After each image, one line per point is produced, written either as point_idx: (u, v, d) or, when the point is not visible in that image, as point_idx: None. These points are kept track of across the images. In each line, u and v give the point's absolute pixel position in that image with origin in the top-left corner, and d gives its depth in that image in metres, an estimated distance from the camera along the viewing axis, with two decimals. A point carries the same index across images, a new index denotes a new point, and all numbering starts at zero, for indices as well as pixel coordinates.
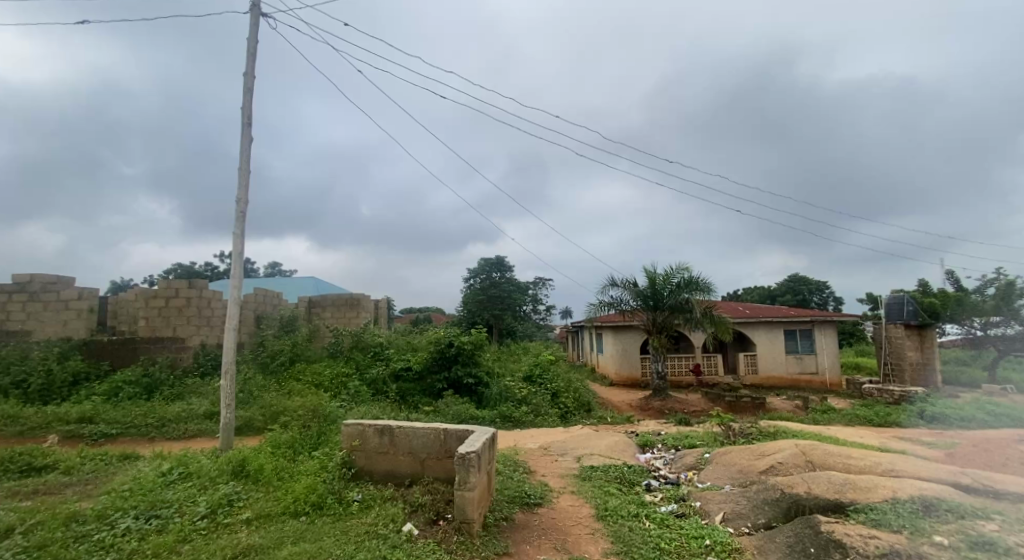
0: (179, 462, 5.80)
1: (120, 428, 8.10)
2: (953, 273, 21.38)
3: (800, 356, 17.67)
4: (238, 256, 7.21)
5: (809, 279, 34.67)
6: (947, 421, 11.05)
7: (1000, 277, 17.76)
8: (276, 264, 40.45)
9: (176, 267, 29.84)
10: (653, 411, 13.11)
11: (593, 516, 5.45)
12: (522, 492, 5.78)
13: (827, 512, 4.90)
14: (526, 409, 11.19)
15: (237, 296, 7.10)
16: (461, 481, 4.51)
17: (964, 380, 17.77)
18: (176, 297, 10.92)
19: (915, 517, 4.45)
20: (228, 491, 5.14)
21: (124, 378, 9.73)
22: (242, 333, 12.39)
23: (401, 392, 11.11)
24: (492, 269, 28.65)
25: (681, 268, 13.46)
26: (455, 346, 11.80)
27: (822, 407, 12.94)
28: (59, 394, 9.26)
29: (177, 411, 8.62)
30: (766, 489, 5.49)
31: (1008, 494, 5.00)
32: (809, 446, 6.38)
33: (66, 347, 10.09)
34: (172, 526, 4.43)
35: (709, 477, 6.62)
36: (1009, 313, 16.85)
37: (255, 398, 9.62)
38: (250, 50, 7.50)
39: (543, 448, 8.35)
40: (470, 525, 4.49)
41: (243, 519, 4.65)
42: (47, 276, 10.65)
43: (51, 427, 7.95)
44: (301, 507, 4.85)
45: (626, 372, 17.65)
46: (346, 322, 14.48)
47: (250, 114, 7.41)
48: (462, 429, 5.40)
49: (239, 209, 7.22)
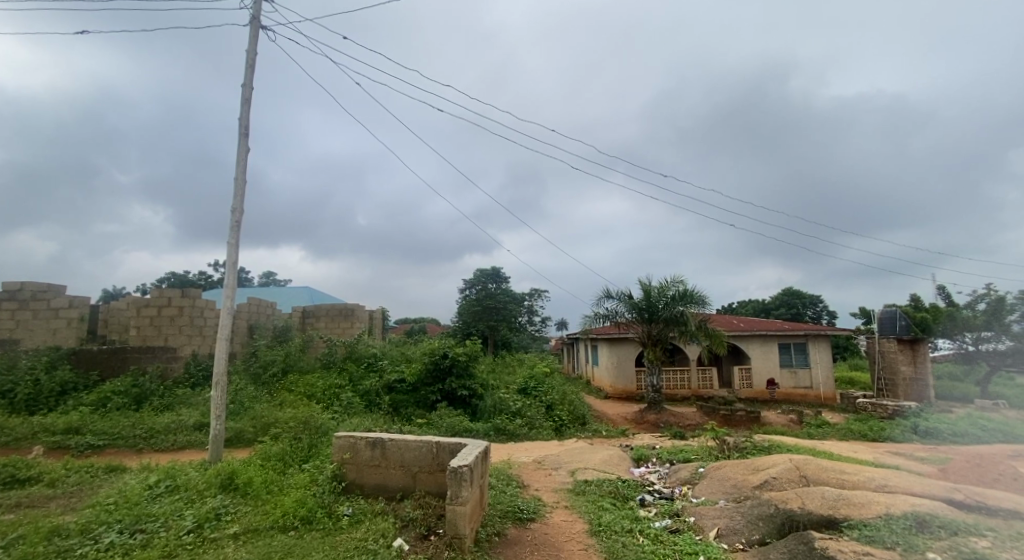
0: (168, 474, 5.70)
1: (107, 439, 8.00)
2: (944, 287, 21.60)
3: (794, 369, 17.69)
4: (233, 265, 7.16)
5: (803, 294, 34.90)
6: (940, 436, 11.07)
7: (990, 292, 17.92)
8: (273, 275, 40.36)
9: (169, 274, 29.96)
10: (647, 424, 13.06)
11: (586, 531, 5.39)
12: (514, 507, 5.70)
13: (822, 527, 4.87)
14: (521, 421, 11.12)
15: (231, 305, 7.04)
16: (453, 495, 4.45)
17: (957, 395, 17.84)
18: (168, 306, 10.85)
19: (909, 533, 4.43)
20: (216, 504, 5.07)
21: (112, 389, 9.60)
22: (235, 343, 12.31)
23: (393, 403, 11.03)
24: (488, 279, 28.88)
25: (677, 280, 13.51)
26: (449, 357, 11.75)
27: (817, 421, 12.92)
28: (47, 404, 9.13)
29: (166, 422, 8.51)
30: (760, 504, 5.47)
31: (1000, 511, 5.00)
32: (802, 460, 6.36)
33: (55, 356, 9.95)
34: (157, 541, 4.34)
35: (703, 492, 6.59)
36: (999, 328, 17.02)
37: (247, 409, 9.54)
38: (249, 61, 7.53)
39: (537, 462, 8.27)
40: (462, 540, 4.42)
41: (230, 533, 4.57)
42: (38, 284, 10.48)
43: (37, 438, 7.85)
44: (290, 521, 4.79)
45: (621, 384, 17.64)
46: (341, 332, 14.44)
47: (248, 123, 7.42)
48: (454, 442, 5.36)
49: (235, 218, 7.19)
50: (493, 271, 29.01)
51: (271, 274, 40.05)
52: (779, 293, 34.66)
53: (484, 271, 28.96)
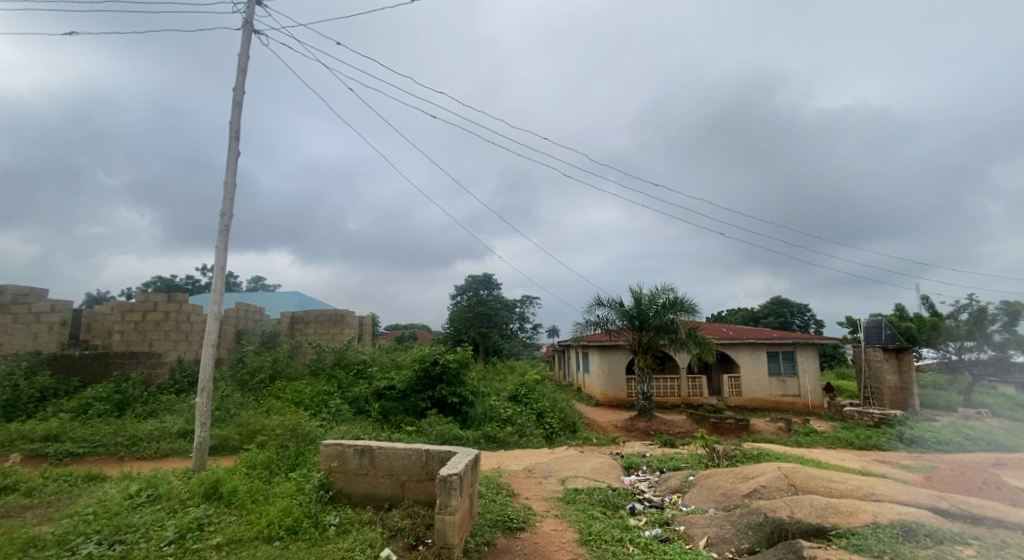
0: (149, 483, 5.55)
1: (88, 447, 7.84)
2: (929, 297, 21.87)
3: (783, 378, 17.77)
4: (221, 270, 7.04)
5: (792, 303, 35.25)
6: (926, 445, 11.15)
7: (973, 301, 18.12)
8: (261, 279, 39.91)
9: (154, 280, 29.44)
10: (638, 432, 13.04)
11: (576, 541, 5.33)
12: (504, 516, 5.64)
13: (810, 536, 4.86)
14: (511, 429, 11.04)
15: (219, 311, 6.90)
16: (442, 505, 4.38)
17: (941, 404, 18.04)
18: (154, 311, 10.70)
19: (896, 541, 4.44)
20: (198, 514, 4.95)
21: (94, 395, 9.41)
22: (222, 348, 12.13)
23: (383, 410, 10.88)
24: (479, 286, 28.89)
25: (667, 288, 13.56)
26: (440, 364, 11.67)
27: (806, 429, 12.97)
28: (25, 410, 8.93)
29: (149, 429, 8.35)
30: (749, 513, 5.45)
31: (986, 519, 5.02)
32: (791, 469, 6.36)
33: (34, 362, 9.68)
34: (137, 552, 4.23)
35: (693, 500, 6.56)
36: (982, 338, 17.18)
37: (232, 416, 9.39)
38: (240, 65, 7.46)
39: (527, 471, 8.19)
40: (451, 550, 4.33)
41: (213, 544, 4.46)
42: (19, 286, 10.24)
43: (15, 446, 7.64)
44: (275, 531, 4.70)
45: (612, 392, 17.63)
46: (330, 338, 14.28)
47: (239, 127, 7.34)
48: (444, 450, 5.30)
49: (223, 223, 7.09)
50: (484, 278, 29.03)
51: (260, 278, 39.56)
52: (767, 302, 35.01)
53: (475, 277, 28.93)
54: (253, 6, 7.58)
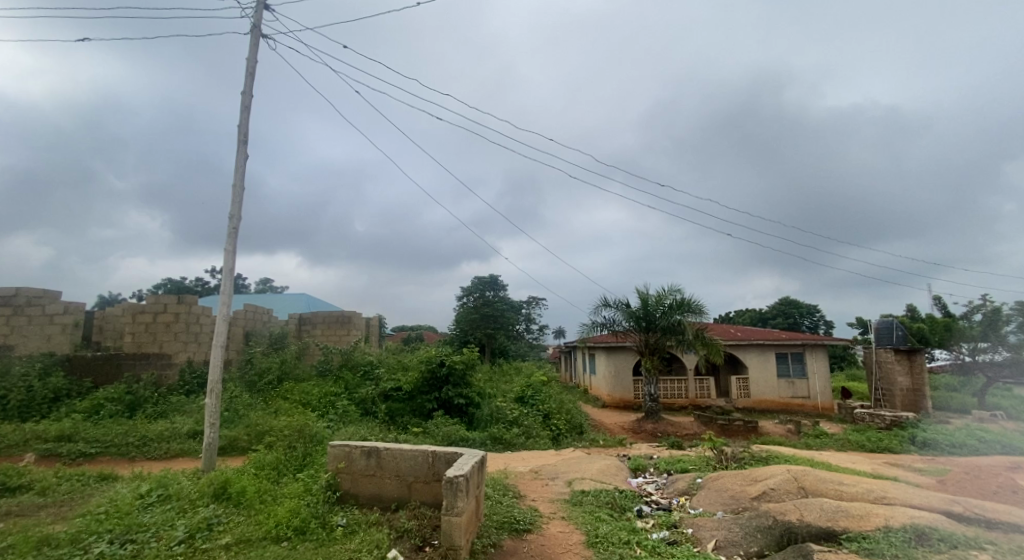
0: (159, 483, 5.61)
1: (99, 447, 7.92)
2: (940, 298, 21.68)
3: (792, 379, 17.64)
4: (229, 272, 7.11)
5: (800, 304, 35.00)
6: (939, 447, 11.03)
7: (986, 302, 17.91)
8: (269, 281, 40.14)
9: (165, 282, 29.65)
10: (645, 434, 12.99)
11: (583, 542, 5.33)
12: (511, 518, 5.65)
13: (820, 540, 4.83)
14: (517, 431, 11.06)
15: (227, 313, 6.95)
16: (448, 506, 4.39)
17: (953, 406, 17.84)
18: (165, 313, 10.81)
19: (908, 546, 4.40)
20: (208, 514, 5.00)
21: (106, 396, 9.52)
22: (231, 350, 12.22)
23: (389, 412, 10.92)
24: (485, 288, 28.90)
25: (674, 289, 13.51)
26: (446, 365, 11.71)
27: (815, 431, 12.86)
28: (39, 411, 9.05)
29: (160, 429, 8.44)
30: (759, 516, 5.42)
31: (1000, 524, 4.96)
32: (801, 471, 6.32)
33: (48, 363, 9.80)
34: (148, 551, 4.28)
35: (702, 503, 6.53)
36: (996, 339, 16.97)
37: (241, 417, 9.48)
38: (249, 69, 7.54)
39: (534, 472, 8.17)
40: (457, 551, 4.34)
41: (221, 544, 4.50)
42: (33, 290, 10.46)
43: (29, 446, 7.74)
44: (283, 532, 4.74)
45: (619, 394, 17.57)
46: (337, 340, 14.35)
47: (247, 131, 7.41)
48: (450, 451, 5.32)
49: (232, 225, 7.16)
50: (490, 279, 29.03)
51: (267, 280, 39.82)
52: (775, 303, 34.81)
53: (481, 279, 28.92)
54: (262, 10, 7.65)
